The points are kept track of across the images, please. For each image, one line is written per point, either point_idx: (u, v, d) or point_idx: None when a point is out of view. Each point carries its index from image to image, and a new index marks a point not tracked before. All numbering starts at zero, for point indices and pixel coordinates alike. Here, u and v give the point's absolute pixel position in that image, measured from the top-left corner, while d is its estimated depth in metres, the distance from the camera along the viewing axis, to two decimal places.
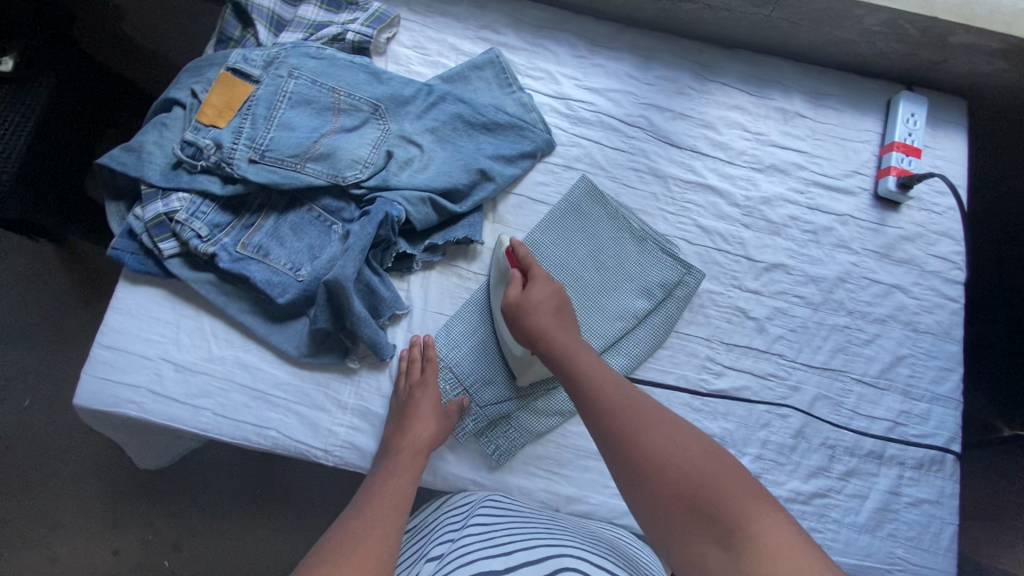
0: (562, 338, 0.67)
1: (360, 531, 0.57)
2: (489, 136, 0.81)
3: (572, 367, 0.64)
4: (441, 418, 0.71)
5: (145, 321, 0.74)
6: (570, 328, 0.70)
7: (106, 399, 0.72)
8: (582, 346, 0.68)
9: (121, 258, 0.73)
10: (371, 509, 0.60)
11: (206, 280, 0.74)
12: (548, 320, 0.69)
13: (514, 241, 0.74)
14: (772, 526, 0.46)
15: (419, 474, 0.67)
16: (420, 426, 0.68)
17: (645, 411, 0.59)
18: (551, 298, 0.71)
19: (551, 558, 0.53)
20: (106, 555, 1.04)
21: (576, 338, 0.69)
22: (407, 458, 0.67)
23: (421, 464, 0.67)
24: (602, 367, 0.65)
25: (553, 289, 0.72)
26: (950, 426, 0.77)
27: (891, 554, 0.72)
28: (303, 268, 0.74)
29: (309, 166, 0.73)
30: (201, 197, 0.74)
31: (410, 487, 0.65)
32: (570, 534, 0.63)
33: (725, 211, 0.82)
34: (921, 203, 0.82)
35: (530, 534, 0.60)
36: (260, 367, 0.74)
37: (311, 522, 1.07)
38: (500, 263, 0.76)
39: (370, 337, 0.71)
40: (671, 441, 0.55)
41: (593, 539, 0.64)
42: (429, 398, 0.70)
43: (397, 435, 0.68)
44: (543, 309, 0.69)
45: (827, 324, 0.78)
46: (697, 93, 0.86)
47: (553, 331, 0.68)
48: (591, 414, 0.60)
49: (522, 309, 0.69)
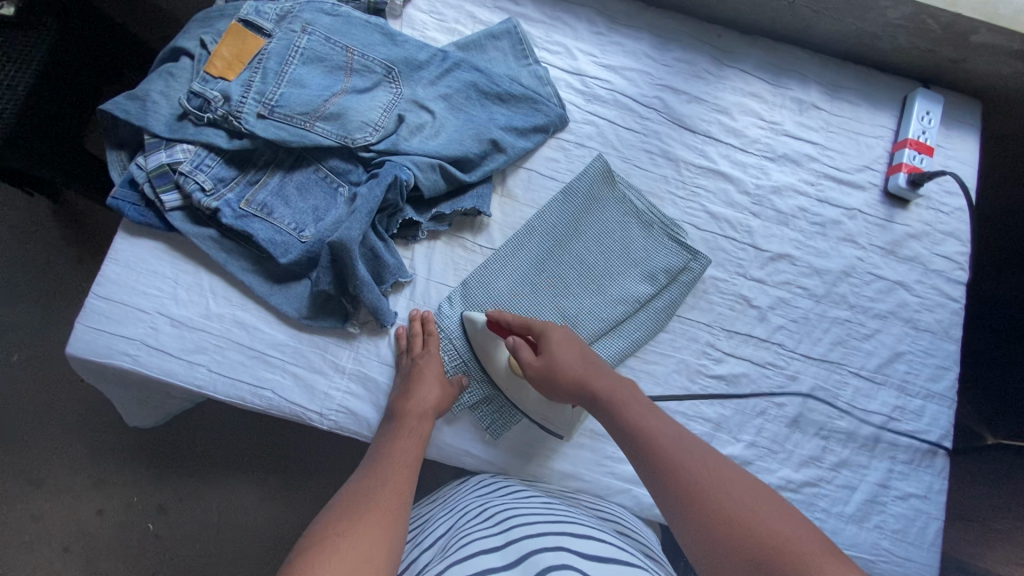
0: (602, 386, 0.64)
1: (376, 490, 0.58)
2: (503, 107, 0.80)
3: (616, 418, 0.62)
4: (449, 385, 0.70)
5: (142, 274, 0.73)
6: (605, 370, 0.66)
7: (100, 350, 0.71)
8: (618, 385, 0.64)
9: (121, 208, 0.72)
10: (385, 466, 0.61)
11: (207, 235, 0.73)
12: (574, 370, 0.65)
13: (491, 313, 0.71)
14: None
15: (428, 436, 0.66)
16: (425, 389, 0.68)
17: (703, 461, 0.56)
18: (575, 345, 0.68)
19: (547, 533, 0.55)
20: (90, 514, 1.04)
21: (617, 381, 0.65)
22: (413, 422, 0.66)
23: (428, 428, 0.67)
24: (646, 413, 0.61)
25: (572, 335, 0.69)
26: (943, 424, 0.77)
27: (876, 545, 0.73)
28: (306, 230, 0.73)
29: (319, 125, 0.72)
30: (205, 150, 0.73)
31: (420, 448, 0.65)
32: (573, 512, 0.64)
33: (734, 197, 0.81)
34: (930, 202, 0.82)
35: (530, 511, 0.61)
36: (258, 327, 0.74)
37: (299, 489, 1.07)
38: (480, 338, 0.72)
39: (371, 303, 0.71)
40: (735, 497, 0.52)
41: (595, 517, 0.65)
42: (434, 366, 0.70)
43: (402, 398, 0.68)
44: (573, 358, 0.66)
45: (829, 317, 0.79)
46: (714, 78, 0.85)
47: (592, 379, 0.65)
48: (649, 476, 0.57)
49: (549, 366, 0.66)
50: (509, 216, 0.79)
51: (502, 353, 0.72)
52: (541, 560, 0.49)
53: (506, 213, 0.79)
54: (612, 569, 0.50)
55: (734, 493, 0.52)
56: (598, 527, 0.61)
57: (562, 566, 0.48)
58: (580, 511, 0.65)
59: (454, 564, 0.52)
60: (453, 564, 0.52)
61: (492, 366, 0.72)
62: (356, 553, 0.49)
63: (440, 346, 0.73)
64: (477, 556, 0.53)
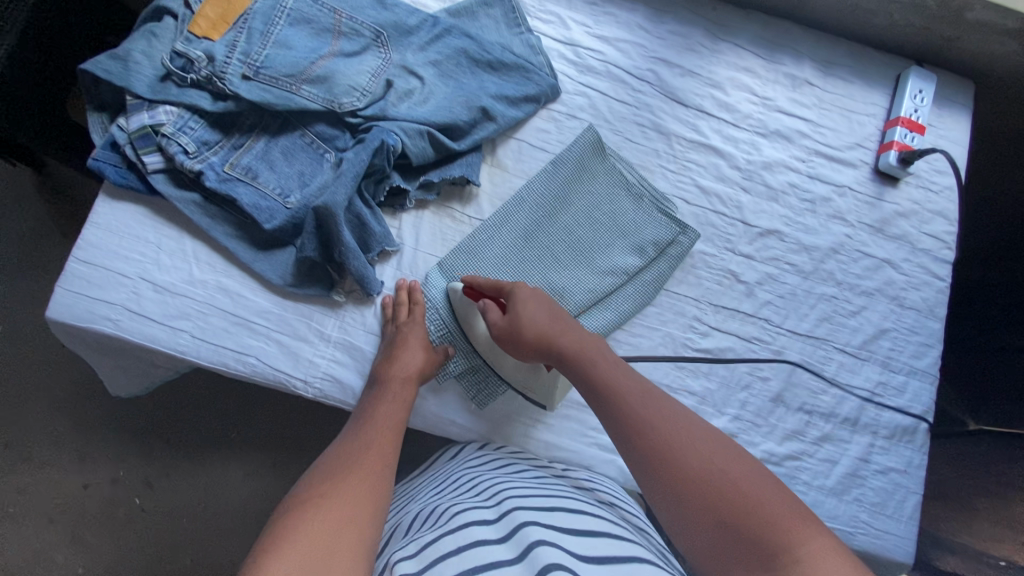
0: (570, 345, 0.64)
1: (360, 453, 0.57)
2: (493, 75, 0.79)
3: (587, 379, 0.61)
4: (432, 351, 0.70)
5: (123, 238, 0.72)
6: (573, 326, 0.66)
7: (80, 314, 0.69)
8: (590, 345, 0.64)
9: (102, 169, 0.70)
10: (369, 430, 0.61)
11: (190, 199, 0.71)
12: (547, 331, 0.64)
13: (465, 280, 0.70)
14: (821, 549, 0.45)
15: (412, 401, 0.66)
16: (409, 355, 0.67)
17: (668, 417, 0.56)
18: (542, 302, 0.66)
19: (540, 507, 0.56)
20: (76, 487, 1.03)
21: (583, 337, 0.65)
22: (397, 387, 0.66)
23: (412, 393, 0.66)
24: (620, 374, 0.61)
25: (539, 290, 0.68)
26: (924, 400, 0.78)
27: (855, 518, 0.74)
28: (291, 195, 0.72)
29: (305, 88, 0.71)
30: (189, 111, 0.71)
31: (404, 412, 0.65)
32: (563, 486, 0.64)
33: (725, 172, 0.81)
34: (919, 180, 0.82)
35: (522, 485, 0.61)
36: (243, 294, 0.73)
37: (287, 463, 1.07)
38: (461, 304, 0.72)
39: (357, 270, 0.70)
40: (698, 453, 0.53)
41: (583, 490, 0.65)
42: (418, 332, 0.69)
43: (386, 364, 0.67)
44: (541, 317, 0.65)
45: (816, 294, 0.79)
46: (708, 52, 0.84)
47: (559, 338, 0.64)
48: (620, 438, 0.57)
49: (515, 327, 0.65)
50: (498, 186, 0.78)
51: (476, 315, 0.71)
52: (529, 534, 0.50)
53: (495, 183, 0.78)
54: (600, 543, 0.51)
55: (695, 447, 0.54)
56: (589, 501, 0.61)
57: (547, 542, 0.48)
58: (569, 485, 0.66)
59: (448, 533, 0.52)
60: (447, 533, 0.52)
61: (472, 329, 0.72)
62: (340, 513, 0.49)
63: (426, 313, 0.73)
64: (470, 526, 0.53)
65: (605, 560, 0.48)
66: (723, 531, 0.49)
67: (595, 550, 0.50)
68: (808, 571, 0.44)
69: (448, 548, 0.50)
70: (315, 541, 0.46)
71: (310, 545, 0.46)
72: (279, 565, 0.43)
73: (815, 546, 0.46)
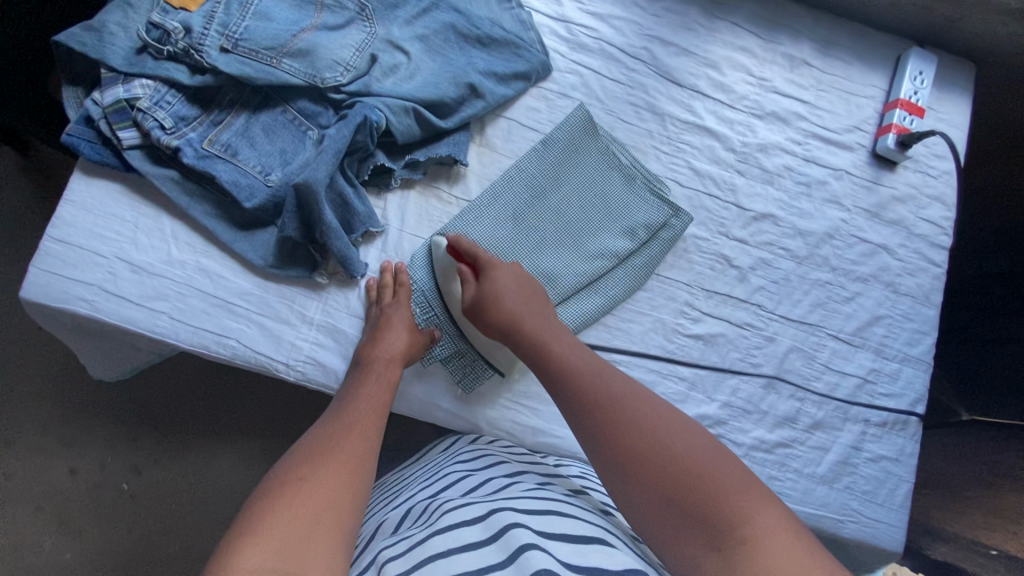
0: (533, 324, 0.64)
1: (342, 434, 0.55)
2: (483, 51, 0.76)
3: (547, 356, 0.62)
4: (419, 332, 0.68)
5: (98, 216, 0.69)
6: (540, 307, 0.66)
7: (54, 294, 0.67)
8: (552, 326, 0.65)
9: (76, 145, 0.68)
10: (353, 410, 0.59)
11: (168, 177, 0.69)
12: (516, 308, 0.64)
13: (451, 236, 0.68)
14: (766, 525, 0.47)
15: (396, 382, 0.64)
16: (394, 335, 0.65)
17: (627, 398, 0.57)
18: (514, 279, 0.66)
19: (532, 510, 0.54)
20: (62, 473, 1.01)
21: (548, 320, 0.65)
22: (381, 368, 0.64)
23: (396, 374, 0.65)
24: (578, 353, 0.62)
25: (516, 266, 0.68)
26: (917, 388, 0.77)
27: (845, 506, 0.73)
28: (272, 173, 0.69)
29: (286, 62, 0.68)
30: (166, 85, 0.69)
31: (389, 394, 0.63)
32: (554, 484, 0.62)
33: (719, 154, 0.79)
34: (917, 164, 0.81)
35: (514, 485, 0.59)
36: (223, 276, 0.70)
37: (276, 450, 1.06)
38: (441, 265, 0.70)
39: (340, 251, 0.68)
40: (654, 432, 0.54)
41: (574, 487, 0.63)
42: (402, 311, 0.67)
43: (370, 345, 0.65)
44: (512, 295, 0.65)
45: (810, 279, 0.77)
46: (704, 31, 0.82)
47: (526, 317, 0.64)
48: (575, 414, 0.58)
49: (485, 300, 0.64)
50: (487, 166, 0.76)
51: (456, 286, 0.70)
52: (518, 537, 0.48)
53: (483, 163, 0.76)
54: (593, 552, 0.48)
55: (650, 424, 0.55)
56: (585, 506, 0.58)
57: (538, 547, 0.46)
58: (560, 482, 0.64)
59: (436, 534, 0.51)
60: (436, 533, 0.51)
61: (448, 298, 0.71)
62: (318, 499, 0.48)
63: (411, 292, 0.71)
64: (457, 528, 0.51)
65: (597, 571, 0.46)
66: (671, 507, 0.50)
67: (585, 557, 0.47)
68: (750, 549, 0.45)
69: (437, 549, 0.49)
70: (291, 530, 0.45)
71: (288, 536, 0.45)
72: (253, 553, 0.43)
73: (760, 522, 0.47)
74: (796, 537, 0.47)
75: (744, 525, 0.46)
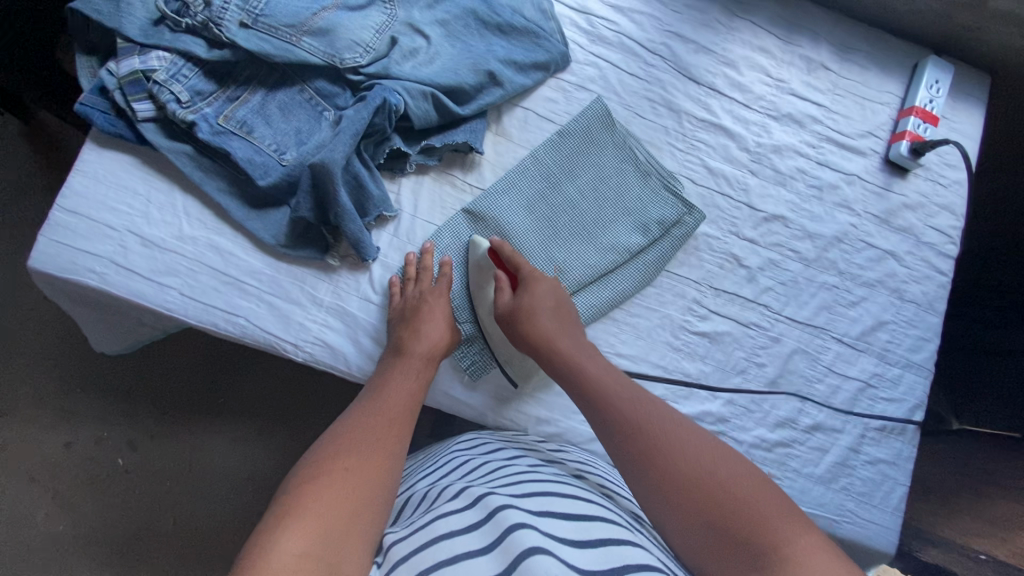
0: (562, 341, 0.65)
1: (378, 423, 0.56)
2: (502, 39, 0.76)
3: (578, 373, 0.63)
4: (452, 327, 0.69)
5: (111, 188, 0.69)
6: (574, 330, 0.68)
7: (63, 265, 0.67)
8: (583, 347, 0.66)
9: (90, 115, 0.67)
10: (388, 402, 0.59)
11: (181, 151, 0.68)
12: (547, 320, 0.66)
13: (494, 242, 0.71)
14: (809, 548, 0.46)
15: (430, 380, 0.65)
16: (430, 331, 0.66)
17: (661, 420, 0.58)
18: (549, 292, 0.69)
19: (529, 493, 0.54)
20: (59, 446, 1.01)
21: (580, 341, 0.67)
22: (419, 364, 0.65)
23: (431, 371, 0.66)
24: (612, 373, 0.64)
25: (554, 282, 0.70)
26: (917, 394, 0.78)
27: (841, 507, 0.74)
28: (287, 152, 0.69)
29: (305, 40, 0.68)
30: (183, 59, 0.68)
31: (421, 390, 0.63)
32: (559, 468, 0.63)
33: (733, 153, 0.79)
34: (929, 173, 0.81)
35: (517, 468, 0.60)
36: (233, 253, 0.70)
37: (272, 435, 1.06)
38: (478, 266, 0.72)
39: (353, 234, 0.68)
40: (691, 455, 0.54)
41: (574, 468, 0.64)
42: (440, 304, 0.69)
43: (408, 338, 0.65)
44: (545, 307, 0.67)
45: (817, 282, 0.78)
46: (724, 29, 0.82)
47: (557, 335, 0.66)
48: (605, 429, 0.59)
49: (521, 311, 0.67)
50: (502, 155, 0.76)
51: (489, 291, 0.73)
52: (509, 517, 0.48)
53: (498, 152, 0.76)
54: (597, 529, 0.49)
55: (686, 445, 0.55)
56: (587, 488, 0.59)
57: (527, 525, 0.47)
58: (556, 462, 0.64)
59: (437, 518, 0.51)
60: (436, 518, 0.51)
61: (477, 300, 0.73)
62: (354, 492, 0.48)
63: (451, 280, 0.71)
64: (456, 512, 0.51)
65: (589, 545, 0.47)
66: (708, 529, 0.49)
67: (591, 538, 0.48)
68: (795, 568, 0.44)
69: (439, 531, 0.49)
70: (328, 519, 0.45)
71: (327, 523, 0.45)
72: (292, 539, 0.43)
73: (803, 544, 0.46)
74: (842, 563, 0.45)
75: (784, 546, 0.45)
